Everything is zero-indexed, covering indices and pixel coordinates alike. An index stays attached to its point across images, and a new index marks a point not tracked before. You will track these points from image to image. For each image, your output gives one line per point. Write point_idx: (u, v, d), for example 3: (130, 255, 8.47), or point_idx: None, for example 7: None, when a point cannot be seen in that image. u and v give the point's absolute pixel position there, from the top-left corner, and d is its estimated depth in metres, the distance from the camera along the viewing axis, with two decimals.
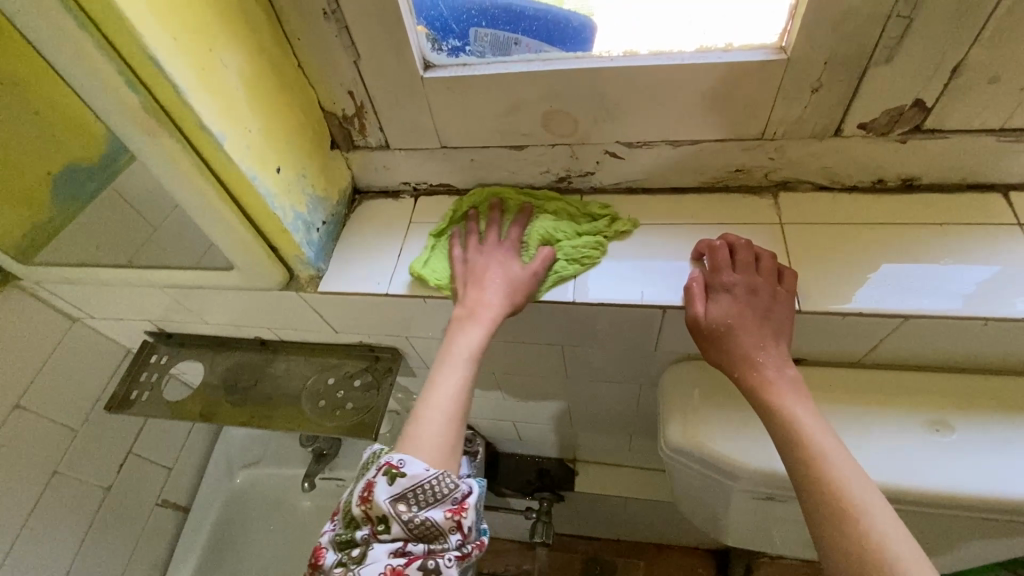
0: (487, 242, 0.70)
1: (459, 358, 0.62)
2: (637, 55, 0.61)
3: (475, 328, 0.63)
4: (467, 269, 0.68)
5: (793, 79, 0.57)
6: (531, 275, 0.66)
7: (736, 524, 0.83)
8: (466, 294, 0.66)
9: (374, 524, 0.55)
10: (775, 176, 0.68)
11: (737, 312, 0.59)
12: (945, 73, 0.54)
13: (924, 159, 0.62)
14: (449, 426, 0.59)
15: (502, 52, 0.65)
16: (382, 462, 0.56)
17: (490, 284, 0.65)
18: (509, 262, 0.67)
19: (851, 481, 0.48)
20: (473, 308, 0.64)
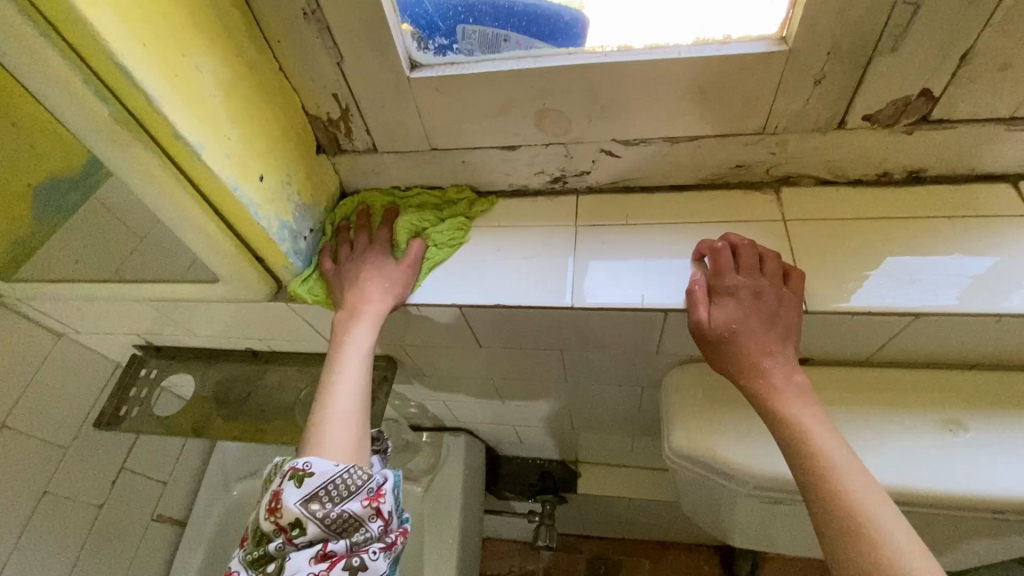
0: (356, 245, 0.70)
1: (352, 356, 0.63)
2: (632, 50, 0.58)
3: (362, 326, 0.64)
4: (344, 273, 0.69)
5: (795, 71, 0.55)
6: (407, 268, 0.68)
7: (743, 527, 0.81)
8: (345, 294, 0.66)
9: (288, 532, 0.54)
10: (776, 171, 0.66)
11: (741, 317, 0.57)
12: (954, 61, 0.52)
13: (931, 150, 0.60)
14: (350, 426, 0.60)
15: (492, 49, 0.62)
16: (287, 469, 0.56)
17: (368, 283, 0.66)
18: (382, 258, 0.68)
19: (863, 492, 0.46)
20: (353, 309, 0.65)
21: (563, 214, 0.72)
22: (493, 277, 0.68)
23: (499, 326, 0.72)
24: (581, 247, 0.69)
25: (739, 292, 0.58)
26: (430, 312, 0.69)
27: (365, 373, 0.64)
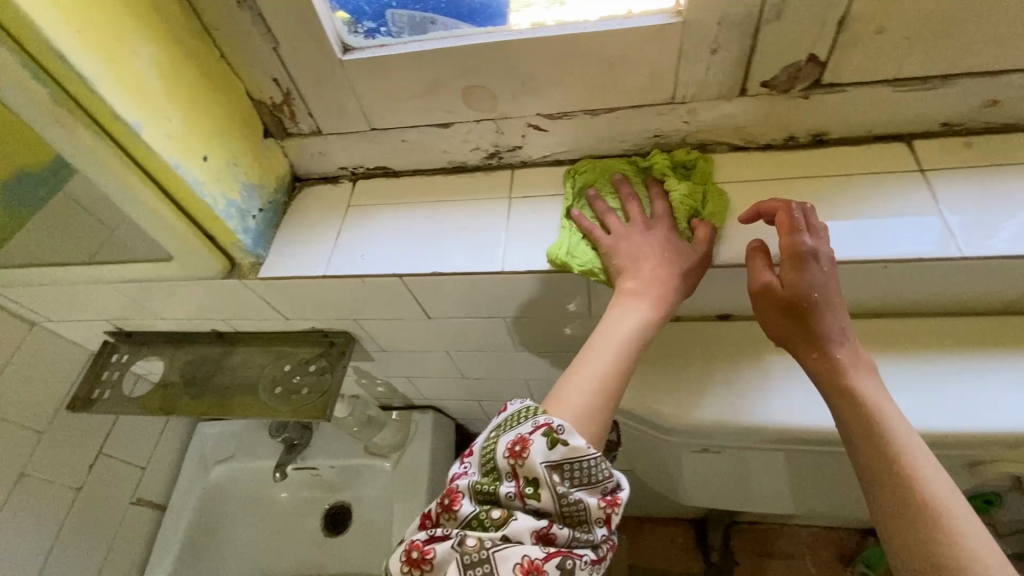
0: (613, 219, 0.66)
1: (622, 340, 0.56)
2: (543, 27, 0.63)
3: (647, 305, 0.58)
4: (621, 249, 0.63)
5: (691, 41, 0.59)
6: (684, 247, 0.62)
7: (687, 483, 0.86)
8: (640, 268, 0.61)
9: (521, 484, 0.48)
10: (693, 140, 0.70)
11: (824, 282, 0.54)
12: (832, 27, 0.56)
13: (829, 113, 0.64)
14: (598, 402, 0.53)
15: (418, 30, 0.67)
16: (538, 421, 0.50)
17: (664, 259, 0.61)
18: (654, 241, 0.63)
19: (920, 460, 0.46)
20: (646, 284, 0.59)
21: (500, 188, 0.76)
22: (432, 249, 0.72)
23: (443, 295, 0.76)
24: (514, 217, 0.73)
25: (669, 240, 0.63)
26: (374, 282, 0.73)
27: (635, 354, 0.56)
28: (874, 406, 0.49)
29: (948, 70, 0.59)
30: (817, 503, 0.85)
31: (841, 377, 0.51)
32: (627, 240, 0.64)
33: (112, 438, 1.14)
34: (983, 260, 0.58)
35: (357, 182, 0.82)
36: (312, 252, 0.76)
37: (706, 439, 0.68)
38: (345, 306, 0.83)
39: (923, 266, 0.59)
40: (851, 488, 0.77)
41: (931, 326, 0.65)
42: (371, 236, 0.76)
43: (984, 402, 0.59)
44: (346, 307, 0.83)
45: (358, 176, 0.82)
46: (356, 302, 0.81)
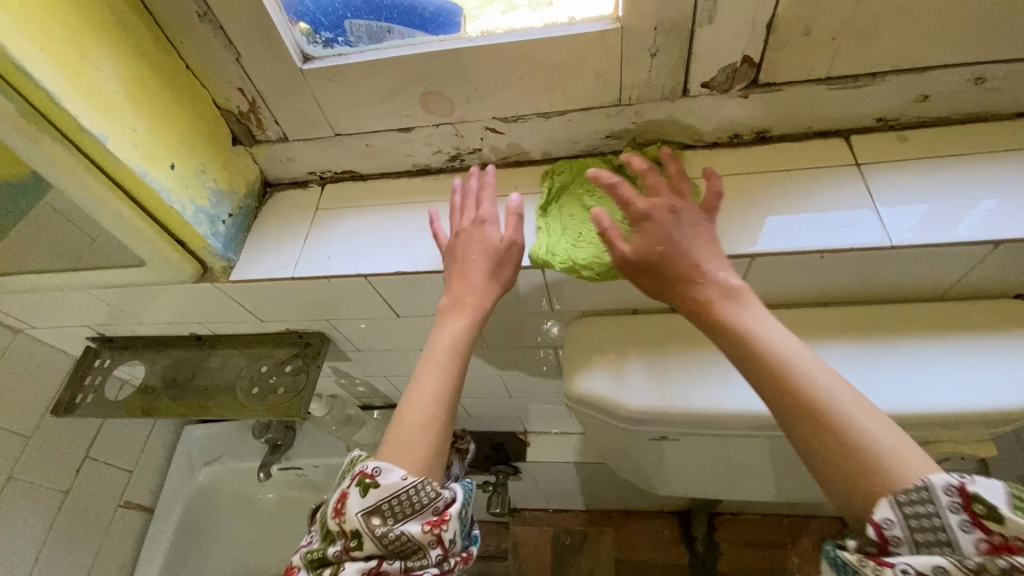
0: (465, 213, 0.69)
1: (451, 351, 0.61)
2: (492, 35, 0.65)
3: (462, 318, 0.63)
4: (450, 248, 0.67)
5: (631, 46, 0.62)
6: (507, 244, 0.66)
7: (654, 471, 0.88)
8: (453, 283, 0.65)
9: (347, 540, 0.53)
10: (643, 139, 0.73)
11: (654, 237, 0.58)
12: (762, 29, 0.59)
13: (769, 111, 0.67)
14: (435, 419, 0.57)
15: (375, 39, 0.69)
16: (357, 472, 0.55)
17: (477, 263, 0.65)
18: (482, 233, 0.67)
19: (822, 378, 0.46)
20: (455, 297, 0.64)
21: None
22: (395, 248, 0.75)
23: (409, 293, 0.78)
24: None
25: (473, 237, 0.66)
26: (340, 282, 0.76)
27: (462, 360, 0.61)
28: (756, 336, 0.50)
29: (878, 67, 0.62)
30: (781, 488, 0.88)
31: (709, 315, 0.53)
32: (642, 218, 0.59)
33: (98, 442, 1.17)
34: (917, 248, 0.60)
35: (325, 187, 0.85)
36: (281, 254, 0.79)
37: (659, 426, 0.71)
38: (316, 306, 0.85)
39: (859, 255, 0.61)
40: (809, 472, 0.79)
41: (872, 312, 0.68)
42: (338, 237, 0.78)
43: (919, 385, 0.62)
44: (318, 307, 0.86)
45: (327, 180, 0.85)
46: (327, 301, 0.84)
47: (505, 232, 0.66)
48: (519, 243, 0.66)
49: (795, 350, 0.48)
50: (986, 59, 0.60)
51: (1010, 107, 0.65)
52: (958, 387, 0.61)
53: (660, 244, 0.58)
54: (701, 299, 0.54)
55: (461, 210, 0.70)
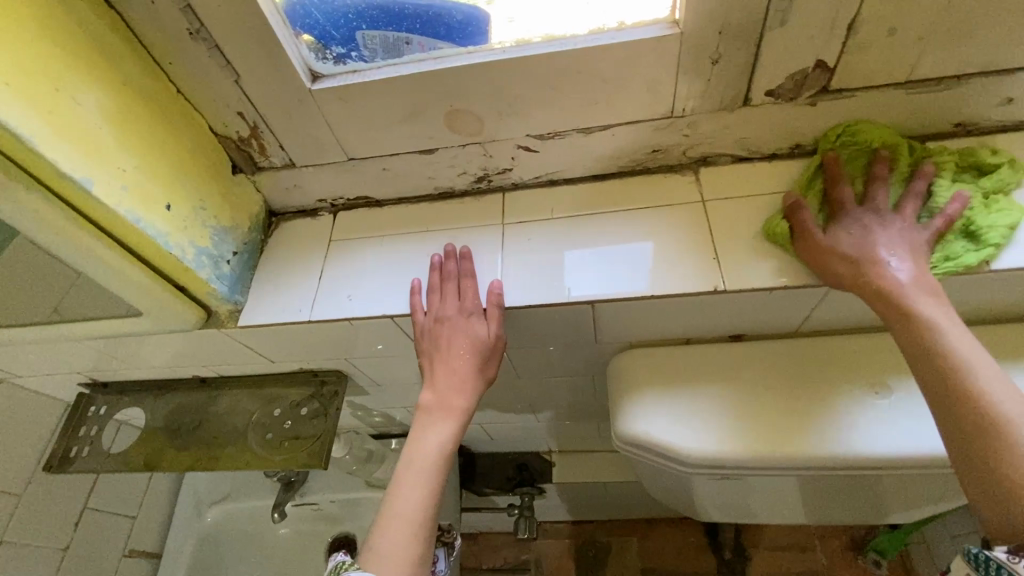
0: (446, 298, 0.64)
1: (430, 461, 0.58)
2: (529, 44, 0.58)
3: (451, 423, 0.60)
4: (433, 340, 0.63)
5: (690, 53, 0.55)
6: (491, 343, 0.62)
7: (706, 503, 0.82)
8: (435, 378, 0.62)
9: None
10: (693, 153, 0.66)
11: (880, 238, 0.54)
12: (841, 31, 0.52)
13: (838, 119, 0.61)
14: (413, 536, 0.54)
15: (393, 53, 0.61)
16: None
17: (463, 360, 0.61)
18: (468, 328, 0.62)
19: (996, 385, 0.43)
20: (442, 399, 0.61)
21: (492, 213, 0.71)
22: (423, 283, 0.68)
23: None
24: (508, 244, 0.68)
25: (462, 327, 0.62)
26: (363, 323, 0.68)
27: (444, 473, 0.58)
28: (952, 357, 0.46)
29: (964, 69, 0.55)
30: (841, 515, 0.82)
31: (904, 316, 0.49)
32: (854, 234, 0.55)
33: (97, 491, 1.09)
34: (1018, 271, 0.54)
35: (337, 215, 0.77)
36: (294, 294, 0.71)
37: (726, 469, 0.64)
38: (334, 344, 0.78)
39: (951, 279, 0.55)
40: (877, 501, 0.74)
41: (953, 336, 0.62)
42: (357, 272, 0.70)
43: None
44: (335, 345, 0.78)
45: (339, 207, 0.77)
46: (346, 339, 0.76)
47: (490, 325, 0.62)
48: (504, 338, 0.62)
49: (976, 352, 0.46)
50: None
51: None
52: None
53: (822, 259, 0.55)
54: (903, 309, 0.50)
55: (440, 291, 0.65)
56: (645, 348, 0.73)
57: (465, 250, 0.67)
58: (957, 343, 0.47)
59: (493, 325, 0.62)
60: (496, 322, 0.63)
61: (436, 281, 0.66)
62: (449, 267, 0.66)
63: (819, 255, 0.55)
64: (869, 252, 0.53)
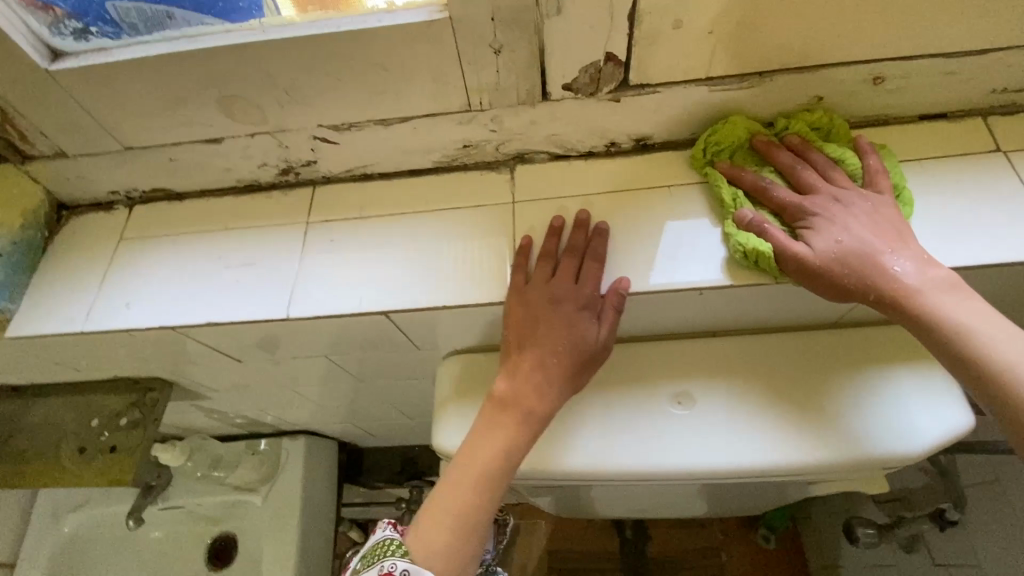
0: (562, 275, 0.55)
1: (507, 466, 0.52)
2: (291, 24, 0.50)
3: (524, 431, 0.53)
4: (530, 321, 0.54)
5: (468, 42, 0.49)
6: (602, 345, 0.54)
7: (554, 502, 0.81)
8: (517, 370, 0.54)
9: None
10: (507, 148, 0.61)
11: (873, 224, 0.50)
12: (624, 22, 0.47)
13: (647, 116, 0.57)
14: (461, 537, 0.50)
15: (143, 29, 0.53)
16: (384, 568, 0.47)
17: (557, 361, 0.54)
18: (584, 322, 0.54)
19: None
20: (517, 395, 0.53)
21: (297, 210, 0.64)
22: (213, 290, 0.61)
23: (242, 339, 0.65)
24: (308, 248, 0.61)
25: (576, 322, 0.54)
26: (148, 334, 0.61)
27: (497, 480, 0.52)
28: (976, 342, 0.43)
29: (765, 66, 0.51)
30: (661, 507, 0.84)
31: (917, 302, 0.46)
32: (832, 229, 0.50)
33: None
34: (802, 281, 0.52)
35: (135, 209, 0.69)
36: (73, 301, 0.63)
37: (543, 483, 0.61)
38: (141, 352, 0.71)
39: (738, 290, 0.53)
40: (705, 497, 0.75)
41: (755, 341, 0.62)
42: (143, 278, 0.63)
43: (811, 436, 0.56)
44: (144, 353, 0.71)
45: (137, 200, 0.69)
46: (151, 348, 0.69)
47: (606, 327, 0.54)
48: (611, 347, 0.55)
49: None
50: (885, 56, 0.51)
51: (912, 110, 0.56)
52: (847, 434, 0.56)
53: (851, 254, 0.48)
54: (922, 298, 0.46)
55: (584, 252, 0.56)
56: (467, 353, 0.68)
57: (603, 227, 0.56)
58: (992, 346, 0.43)
59: (607, 330, 0.54)
60: (609, 327, 0.54)
61: (553, 247, 0.56)
62: (579, 238, 0.56)
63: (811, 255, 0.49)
64: (853, 257, 0.48)
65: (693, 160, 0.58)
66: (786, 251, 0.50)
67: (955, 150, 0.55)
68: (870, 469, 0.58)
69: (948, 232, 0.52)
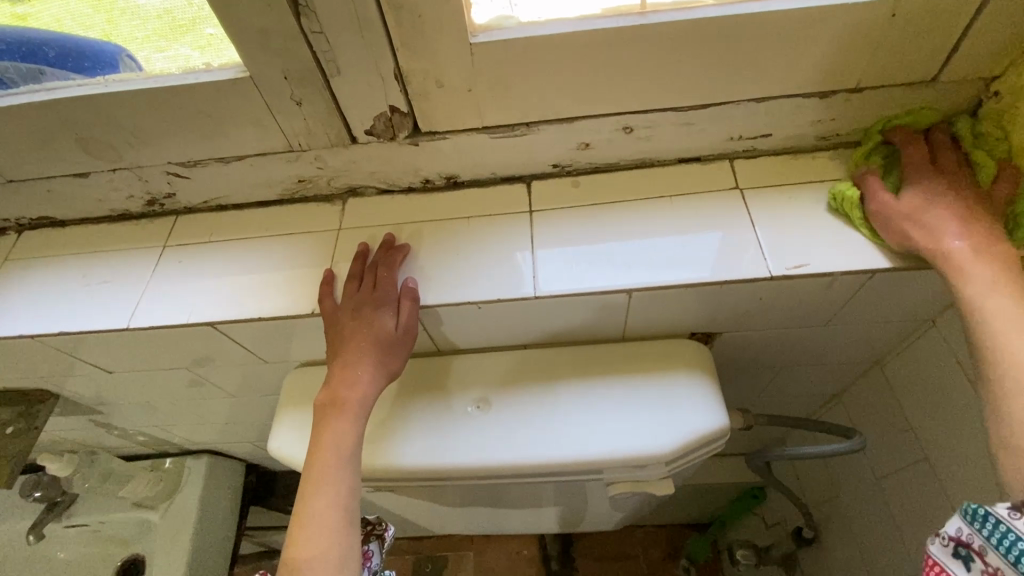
0: (362, 284, 0.63)
1: (340, 455, 0.57)
2: (130, 80, 0.61)
3: (347, 417, 0.58)
4: (334, 325, 0.61)
5: (271, 96, 0.59)
6: (403, 331, 0.61)
7: (411, 512, 0.86)
8: (330, 376, 0.60)
9: None
10: (338, 183, 0.70)
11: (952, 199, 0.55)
12: (394, 81, 0.58)
13: (446, 158, 0.67)
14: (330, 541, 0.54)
15: (15, 83, 0.63)
16: None
17: (361, 356, 0.60)
18: (379, 315, 0.61)
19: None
20: (335, 394, 0.59)
21: (159, 235, 0.74)
22: (75, 303, 0.69)
23: (103, 348, 0.72)
24: (159, 269, 0.70)
25: (373, 316, 0.61)
26: (12, 341, 0.69)
27: (351, 470, 0.57)
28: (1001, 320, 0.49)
29: (527, 118, 0.62)
30: (518, 518, 0.90)
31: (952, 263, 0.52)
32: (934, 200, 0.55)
33: None
34: (560, 297, 0.61)
35: (23, 234, 0.77)
36: None
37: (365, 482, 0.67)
38: (19, 362, 0.78)
39: (512, 304, 0.62)
40: (542, 502, 0.80)
41: (555, 354, 0.69)
42: (15, 294, 0.71)
43: (592, 435, 0.63)
44: (23, 363, 0.78)
45: (26, 227, 0.78)
46: (26, 357, 0.76)
47: (400, 316, 0.61)
48: (415, 329, 0.62)
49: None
50: (625, 110, 0.61)
51: (671, 153, 0.67)
52: (624, 432, 0.63)
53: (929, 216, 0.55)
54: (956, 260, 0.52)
55: (382, 263, 0.64)
56: (313, 365, 0.76)
57: (403, 245, 0.66)
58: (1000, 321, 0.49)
59: (404, 317, 0.61)
60: (406, 316, 0.61)
61: (357, 268, 0.64)
62: (377, 255, 0.65)
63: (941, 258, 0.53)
64: (937, 223, 0.54)
65: (608, 203, 0.67)
66: (886, 209, 0.57)
67: (706, 189, 0.66)
68: (651, 468, 0.64)
69: (686, 256, 0.61)
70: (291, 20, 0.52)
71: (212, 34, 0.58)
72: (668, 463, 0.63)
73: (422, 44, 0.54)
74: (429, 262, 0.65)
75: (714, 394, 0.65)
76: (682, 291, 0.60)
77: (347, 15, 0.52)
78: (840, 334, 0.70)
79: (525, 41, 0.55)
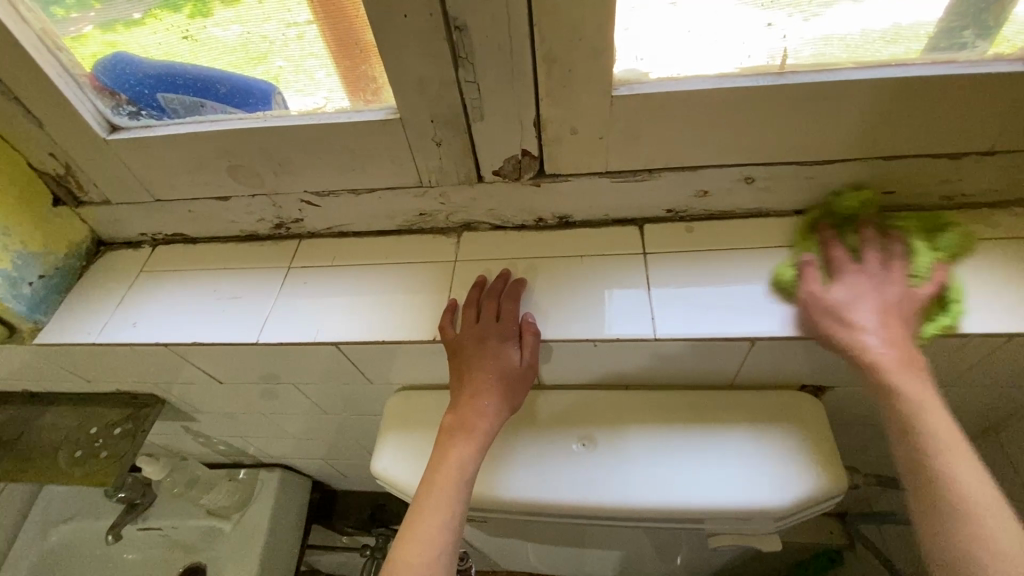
0: (486, 313, 0.65)
1: (458, 480, 0.59)
2: (286, 116, 0.66)
3: (469, 444, 0.60)
4: (460, 352, 0.64)
5: (414, 136, 0.64)
6: (527, 367, 0.63)
7: (491, 544, 0.86)
8: (456, 401, 0.63)
9: None
10: (455, 218, 0.74)
11: (859, 292, 0.57)
12: (531, 127, 0.62)
13: (564, 199, 0.69)
14: (438, 562, 0.54)
15: (179, 112, 0.69)
16: None
17: (485, 387, 0.62)
18: (505, 349, 0.63)
19: (967, 489, 0.46)
20: (460, 420, 0.62)
21: (283, 257, 0.79)
22: (205, 316, 0.74)
23: (221, 360, 0.77)
24: (284, 288, 0.75)
25: (500, 349, 0.63)
26: (146, 348, 0.74)
27: (464, 496, 0.58)
28: (925, 419, 0.49)
29: (651, 165, 0.64)
30: (594, 560, 0.88)
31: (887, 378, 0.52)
32: (850, 287, 0.57)
33: None
34: (675, 340, 0.62)
35: (156, 248, 0.84)
36: (93, 317, 0.77)
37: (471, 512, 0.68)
38: (140, 367, 0.83)
39: (625, 344, 0.63)
40: (626, 547, 0.78)
41: (658, 396, 0.70)
42: (151, 304, 0.77)
43: (699, 482, 0.62)
44: (143, 369, 0.84)
45: (159, 242, 0.84)
46: (149, 363, 0.81)
47: (524, 352, 0.63)
48: (537, 368, 0.64)
49: (959, 457, 0.48)
50: (748, 163, 0.63)
51: (786, 205, 0.68)
52: (735, 482, 0.61)
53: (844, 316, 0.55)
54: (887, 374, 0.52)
55: (499, 294, 0.67)
56: (413, 389, 0.78)
57: (520, 279, 0.68)
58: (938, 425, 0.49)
59: (528, 353, 0.63)
60: (530, 351, 0.63)
61: (477, 297, 0.67)
62: (497, 286, 0.67)
63: (831, 313, 0.56)
64: (850, 315, 0.56)
65: (723, 248, 0.68)
66: (811, 298, 0.58)
67: (823, 242, 0.66)
68: (759, 522, 0.62)
69: None
70: (450, 71, 0.57)
71: (281, 67, 0.64)
72: (779, 518, 0.62)
73: (566, 95, 0.58)
74: (548, 297, 0.67)
75: (829, 451, 0.63)
76: (802, 342, 0.60)
77: (503, 66, 0.56)
78: (957, 395, 0.68)
79: (663, 95, 0.57)
